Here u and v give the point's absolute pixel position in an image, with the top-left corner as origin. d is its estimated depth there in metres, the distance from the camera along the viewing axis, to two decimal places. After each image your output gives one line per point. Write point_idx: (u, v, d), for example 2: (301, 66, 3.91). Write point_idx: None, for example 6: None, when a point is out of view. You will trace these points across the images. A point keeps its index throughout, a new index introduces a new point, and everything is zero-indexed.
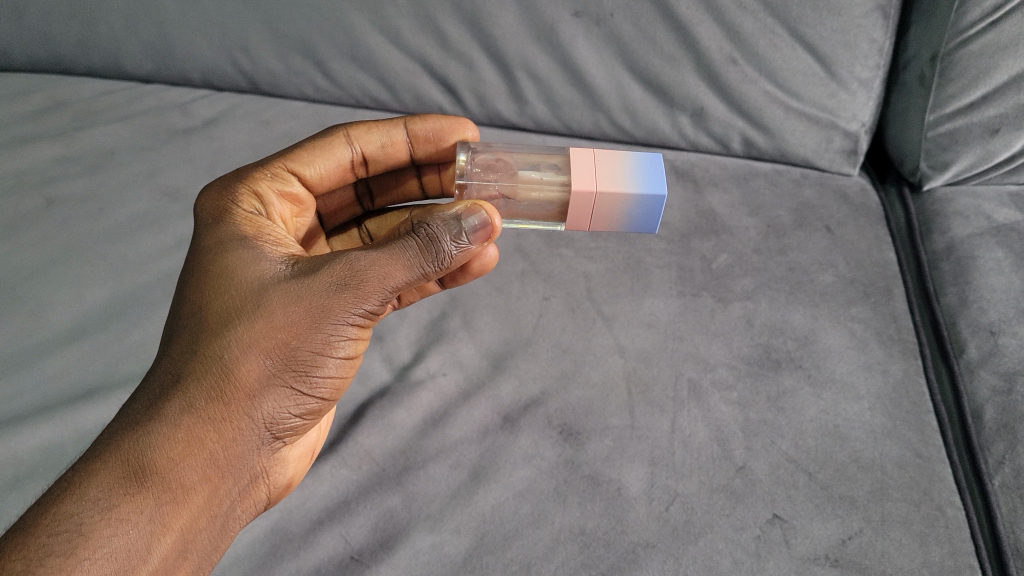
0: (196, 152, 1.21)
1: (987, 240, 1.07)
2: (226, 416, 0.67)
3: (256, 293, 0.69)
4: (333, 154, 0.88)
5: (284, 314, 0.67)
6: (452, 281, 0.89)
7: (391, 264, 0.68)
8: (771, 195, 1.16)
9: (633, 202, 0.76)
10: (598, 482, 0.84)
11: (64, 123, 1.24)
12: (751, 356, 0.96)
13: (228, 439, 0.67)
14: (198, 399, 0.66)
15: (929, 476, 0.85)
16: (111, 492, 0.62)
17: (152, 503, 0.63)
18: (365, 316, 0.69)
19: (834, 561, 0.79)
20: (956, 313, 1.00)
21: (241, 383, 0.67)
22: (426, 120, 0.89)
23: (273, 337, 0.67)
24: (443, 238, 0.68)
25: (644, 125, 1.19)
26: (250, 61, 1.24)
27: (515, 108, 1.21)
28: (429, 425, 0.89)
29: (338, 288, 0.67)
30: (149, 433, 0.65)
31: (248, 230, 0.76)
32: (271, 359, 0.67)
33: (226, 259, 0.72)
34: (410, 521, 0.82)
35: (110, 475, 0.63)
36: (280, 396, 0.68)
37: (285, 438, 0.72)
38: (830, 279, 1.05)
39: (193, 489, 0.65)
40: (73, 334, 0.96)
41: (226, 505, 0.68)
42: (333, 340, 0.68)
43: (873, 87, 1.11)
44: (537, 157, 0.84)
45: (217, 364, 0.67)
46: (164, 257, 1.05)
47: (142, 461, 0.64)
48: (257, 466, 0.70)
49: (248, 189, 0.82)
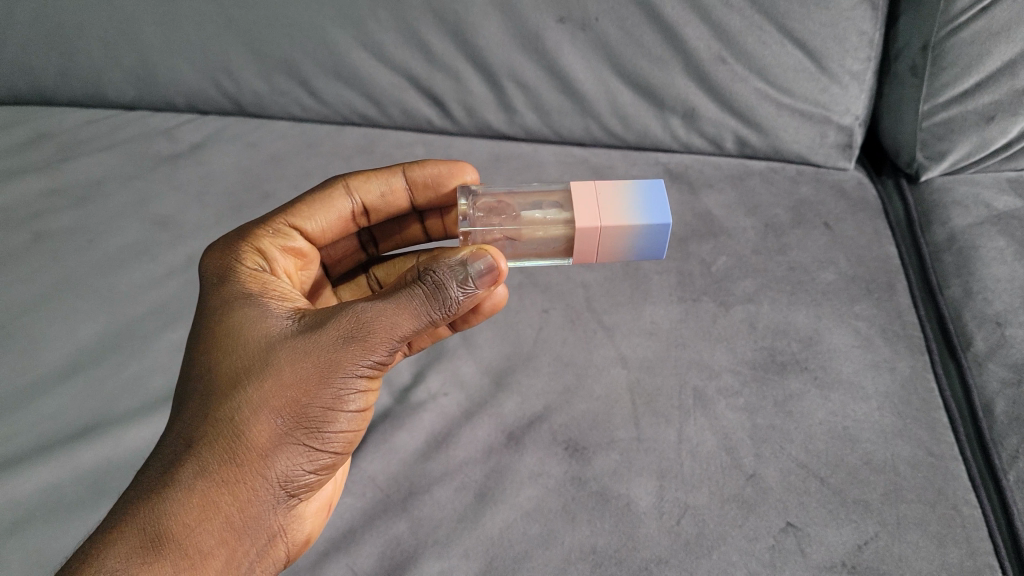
0: (184, 178, 1.20)
1: (988, 229, 1.05)
2: (240, 478, 0.65)
3: (264, 352, 0.68)
4: (334, 208, 0.87)
5: (293, 371, 0.66)
6: (464, 323, 0.88)
7: (398, 313, 0.66)
8: (767, 194, 1.15)
9: (639, 233, 0.75)
10: (607, 498, 0.83)
11: (49, 155, 1.22)
12: (756, 360, 0.95)
13: (243, 501, 0.65)
14: (211, 462, 0.65)
15: (943, 475, 0.84)
16: (128, 562, 0.61)
17: (170, 571, 0.62)
18: (375, 367, 0.67)
19: (851, 567, 0.77)
20: (961, 305, 0.98)
21: (253, 443, 0.65)
22: (425, 166, 0.88)
23: (283, 395, 0.66)
24: (449, 284, 0.66)
25: (636, 129, 1.18)
26: (234, 83, 1.23)
27: (504, 118, 1.20)
28: (432, 448, 0.88)
29: (346, 341, 0.66)
30: (164, 499, 0.64)
31: (253, 286, 0.75)
32: (282, 418, 0.66)
33: (233, 318, 0.72)
34: (418, 549, 0.80)
35: (126, 545, 0.62)
36: (292, 454, 0.66)
37: (302, 495, 0.70)
38: (831, 277, 1.04)
39: (211, 554, 0.64)
40: (68, 371, 0.94)
41: (245, 567, 0.67)
42: (344, 393, 0.67)
43: (865, 79, 1.09)
44: (538, 196, 0.83)
45: (228, 425, 0.66)
46: (156, 287, 1.04)
47: (158, 529, 0.63)
48: (275, 525, 0.68)
49: (250, 247, 0.80)
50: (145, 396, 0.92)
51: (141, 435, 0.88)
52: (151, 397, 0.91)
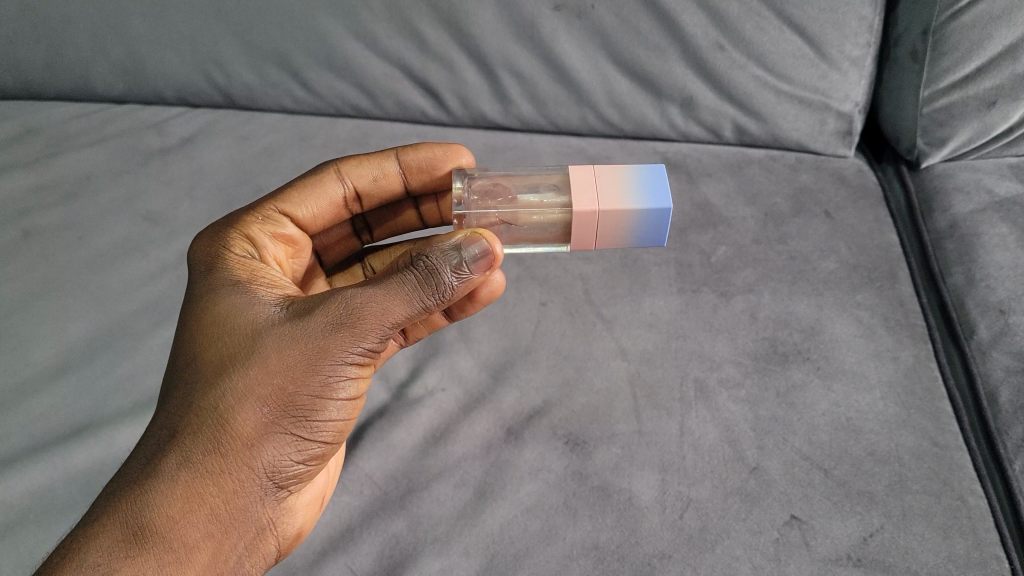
0: (175, 172, 1.18)
1: (990, 215, 1.04)
2: (225, 468, 0.64)
3: (251, 339, 0.66)
4: (325, 193, 0.86)
5: (281, 359, 0.65)
6: (460, 311, 0.86)
7: (390, 299, 0.65)
8: (767, 182, 1.14)
9: (638, 216, 0.74)
10: (608, 492, 0.82)
11: (37, 150, 1.21)
12: (757, 351, 0.93)
13: (229, 492, 0.64)
14: (196, 452, 0.64)
15: (948, 465, 0.83)
16: (113, 555, 0.60)
17: (154, 564, 0.61)
18: (366, 354, 0.66)
19: (856, 560, 0.76)
20: (964, 293, 0.97)
21: (239, 433, 0.64)
22: (418, 150, 0.86)
23: (270, 383, 0.64)
24: (443, 270, 0.65)
25: (633, 118, 1.16)
26: (225, 76, 1.21)
27: (499, 108, 1.18)
28: (431, 445, 0.87)
29: (335, 328, 0.65)
30: (147, 491, 0.63)
31: (242, 274, 0.74)
32: (268, 407, 0.64)
33: (221, 306, 0.70)
34: (417, 547, 0.79)
35: (111, 537, 0.61)
36: (280, 443, 0.65)
37: (291, 486, 0.69)
38: (832, 265, 1.03)
39: (196, 547, 0.63)
40: (59, 371, 0.93)
41: (233, 560, 0.65)
42: (333, 381, 0.65)
43: (865, 65, 1.07)
44: (536, 179, 0.82)
45: (214, 414, 0.64)
46: (148, 284, 1.02)
47: (141, 521, 0.62)
48: (264, 517, 0.67)
49: (240, 234, 0.80)
50: (137, 395, 0.90)
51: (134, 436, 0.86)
52: (143, 396, 0.90)
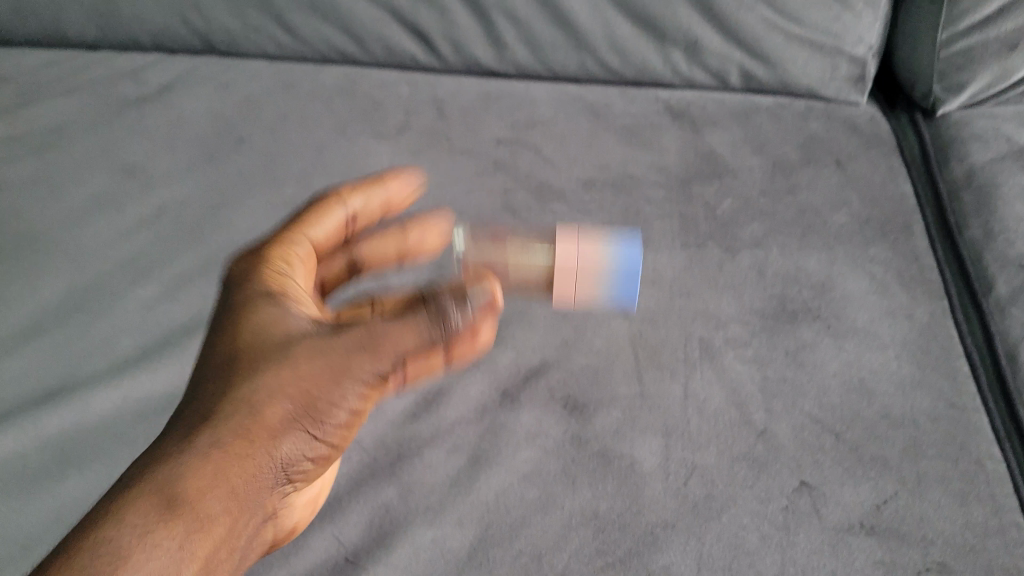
0: (152, 123, 1.12)
1: (1010, 165, 0.99)
2: (250, 451, 0.61)
3: (274, 341, 0.65)
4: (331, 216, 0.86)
5: (310, 366, 0.64)
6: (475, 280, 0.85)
7: (404, 330, 0.65)
8: (775, 131, 1.08)
9: None
10: (609, 459, 0.78)
11: (6, 97, 1.15)
12: (766, 310, 0.89)
13: (253, 474, 0.61)
14: (227, 436, 0.61)
15: (965, 428, 0.79)
16: (144, 516, 0.55)
17: (182, 529, 0.56)
18: (378, 380, 0.66)
19: (870, 529, 0.73)
20: (981, 246, 0.93)
21: (264, 421, 0.62)
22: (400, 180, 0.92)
23: (298, 384, 0.63)
24: (453, 312, 0.67)
25: (634, 63, 1.11)
26: (201, 17, 1.16)
27: (493, 53, 1.13)
28: (423, 408, 0.83)
29: (358, 347, 0.64)
30: (175, 460, 0.59)
31: (262, 273, 0.73)
32: (293, 403, 0.63)
33: (242, 298, 0.69)
34: (409, 516, 0.75)
35: (141, 500, 0.56)
36: (298, 439, 0.64)
37: (295, 485, 0.67)
38: (844, 218, 0.98)
39: (216, 520, 0.58)
40: (29, 332, 0.88)
41: (245, 543, 0.62)
42: (349, 399, 0.65)
43: (880, 6, 1.03)
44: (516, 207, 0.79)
45: (242, 401, 0.62)
46: (123, 240, 0.97)
47: (170, 489, 0.57)
48: (270, 508, 0.64)
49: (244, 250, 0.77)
50: (113, 357, 0.86)
51: (111, 402, 0.81)
52: (120, 358, 0.85)
